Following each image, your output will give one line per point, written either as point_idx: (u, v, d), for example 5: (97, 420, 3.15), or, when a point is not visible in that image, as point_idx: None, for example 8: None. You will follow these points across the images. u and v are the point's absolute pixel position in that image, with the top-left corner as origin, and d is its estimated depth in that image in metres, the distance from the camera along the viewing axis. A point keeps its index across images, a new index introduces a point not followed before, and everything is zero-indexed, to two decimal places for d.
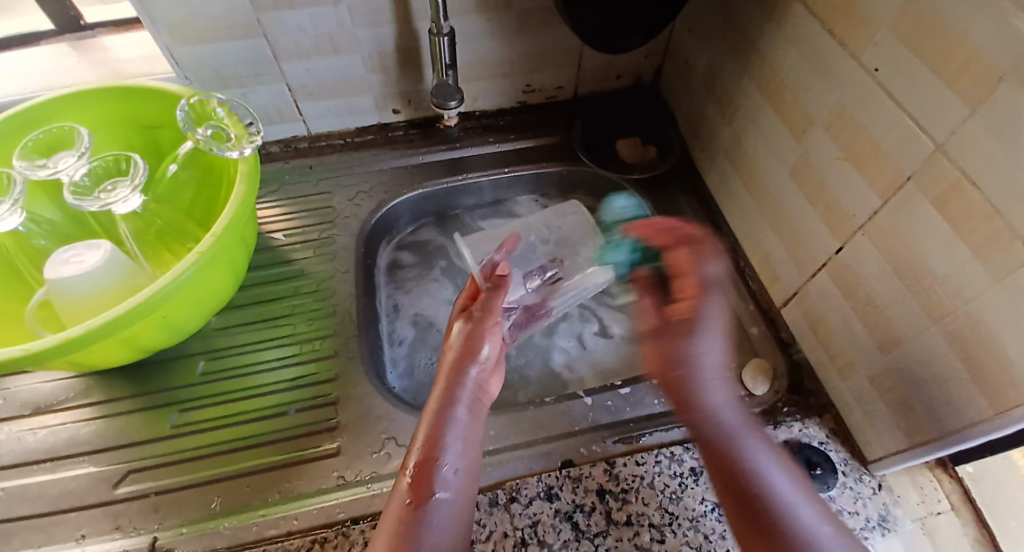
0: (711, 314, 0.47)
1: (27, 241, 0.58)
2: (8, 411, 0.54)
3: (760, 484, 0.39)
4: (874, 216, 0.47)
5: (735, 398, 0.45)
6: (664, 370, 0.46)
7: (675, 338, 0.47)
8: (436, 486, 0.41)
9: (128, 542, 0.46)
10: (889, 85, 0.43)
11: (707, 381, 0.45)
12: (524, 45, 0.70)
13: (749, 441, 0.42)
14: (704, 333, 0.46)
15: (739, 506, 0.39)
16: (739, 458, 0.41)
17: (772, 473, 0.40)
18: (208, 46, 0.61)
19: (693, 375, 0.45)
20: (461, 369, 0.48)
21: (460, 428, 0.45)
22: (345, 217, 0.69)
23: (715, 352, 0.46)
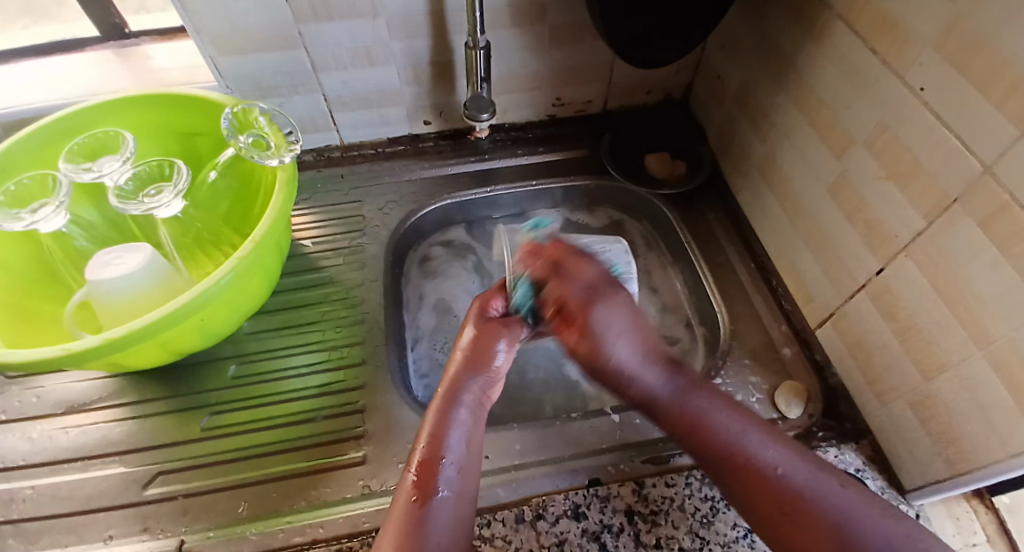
0: (602, 322, 0.50)
1: (69, 243, 0.59)
2: (42, 409, 0.55)
3: (719, 442, 0.44)
4: (918, 238, 0.46)
5: (643, 345, 0.50)
6: (604, 372, 0.51)
7: (594, 348, 0.50)
8: (435, 482, 0.41)
9: (156, 543, 0.47)
10: (934, 105, 0.43)
11: (630, 371, 0.49)
12: (556, 59, 0.70)
13: (693, 400, 0.47)
14: (611, 338, 0.50)
15: (714, 468, 0.44)
16: (698, 417, 0.46)
17: (722, 424, 0.45)
18: (248, 57, 0.62)
19: (611, 368, 0.50)
20: (466, 373, 0.48)
21: (462, 430, 0.44)
22: (374, 226, 0.70)
23: (626, 351, 0.50)
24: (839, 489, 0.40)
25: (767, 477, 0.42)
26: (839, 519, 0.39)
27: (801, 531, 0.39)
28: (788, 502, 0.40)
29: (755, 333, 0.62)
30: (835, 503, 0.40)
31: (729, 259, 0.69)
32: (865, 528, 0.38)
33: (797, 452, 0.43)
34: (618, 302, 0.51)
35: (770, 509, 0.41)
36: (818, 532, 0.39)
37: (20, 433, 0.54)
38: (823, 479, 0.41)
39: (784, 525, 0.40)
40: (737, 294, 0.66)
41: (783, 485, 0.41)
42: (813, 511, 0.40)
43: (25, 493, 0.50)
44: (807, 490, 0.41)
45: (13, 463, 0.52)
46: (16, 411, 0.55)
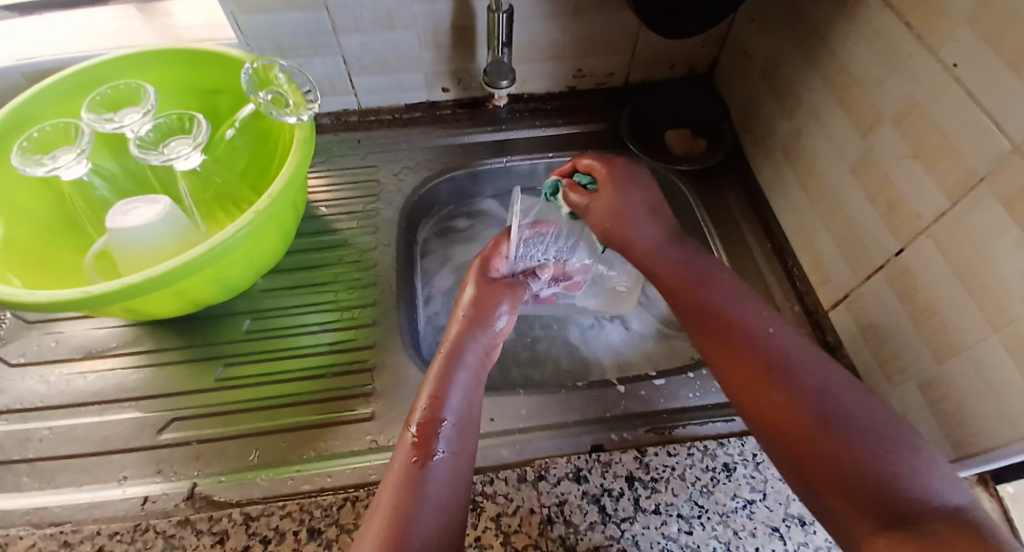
0: (622, 176, 0.55)
1: (90, 192, 0.60)
2: (60, 353, 0.57)
3: (716, 307, 0.47)
4: (941, 218, 0.45)
5: (653, 208, 0.55)
6: (614, 231, 0.54)
7: (613, 194, 0.54)
8: (435, 438, 0.42)
9: (168, 485, 0.48)
10: (967, 82, 0.41)
11: (635, 225, 0.53)
12: (579, 29, 0.69)
13: (700, 262, 0.51)
14: (629, 195, 0.54)
15: (705, 326, 0.47)
16: (704, 284, 0.49)
17: (721, 293, 0.48)
18: (270, 14, 0.62)
19: (622, 221, 0.54)
20: (468, 331, 0.50)
21: (463, 389, 0.46)
22: (389, 191, 0.70)
23: (637, 206, 0.54)
24: (820, 369, 0.42)
25: (759, 340, 0.44)
26: (816, 389, 0.40)
27: (781, 393, 0.41)
28: (774, 365, 0.42)
29: (767, 313, 0.62)
30: (815, 378, 0.41)
31: (745, 238, 0.68)
32: (841, 398, 0.40)
33: (788, 326, 0.46)
34: (639, 173, 0.56)
35: (751, 369, 0.43)
36: (799, 391, 0.41)
37: (38, 376, 0.55)
38: (808, 352, 0.43)
39: (766, 381, 0.42)
40: (750, 273, 0.65)
41: (767, 345, 0.43)
42: (797, 383, 0.41)
43: (41, 433, 0.52)
44: (791, 357, 0.43)
45: (31, 405, 0.53)
46: (34, 354, 0.57)
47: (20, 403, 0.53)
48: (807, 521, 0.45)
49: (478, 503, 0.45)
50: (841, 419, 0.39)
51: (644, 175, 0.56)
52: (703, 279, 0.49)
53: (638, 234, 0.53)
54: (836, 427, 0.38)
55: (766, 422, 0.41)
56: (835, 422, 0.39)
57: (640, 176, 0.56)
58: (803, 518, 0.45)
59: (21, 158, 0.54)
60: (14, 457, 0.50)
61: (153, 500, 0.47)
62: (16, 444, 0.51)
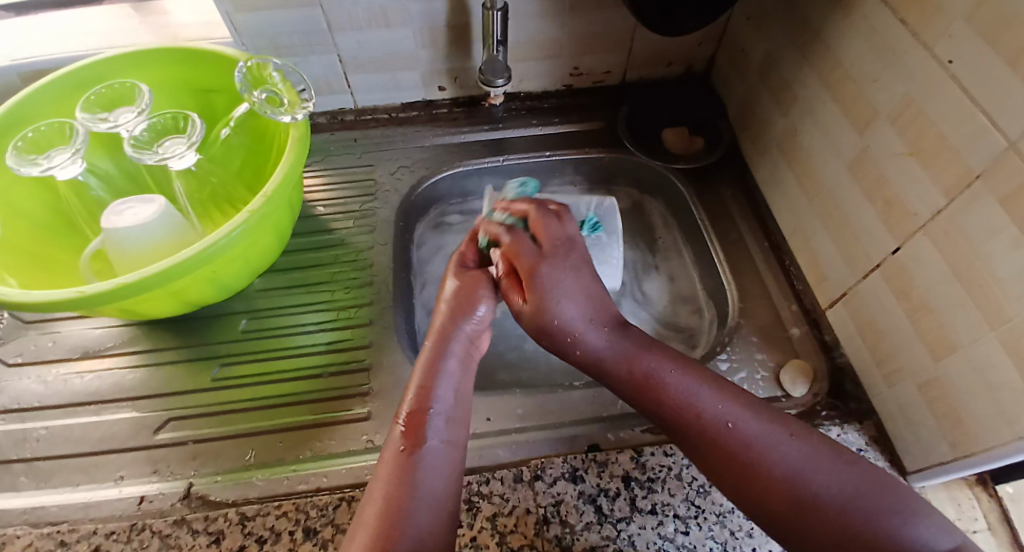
0: (547, 281, 0.48)
1: (87, 193, 0.60)
2: (57, 353, 0.57)
3: (670, 401, 0.44)
4: (937, 216, 0.45)
5: (590, 300, 0.49)
6: (548, 334, 0.48)
7: (542, 306, 0.47)
8: (423, 428, 0.42)
9: (165, 485, 0.48)
10: (963, 79, 0.41)
11: (575, 334, 0.48)
12: (576, 27, 0.69)
13: (648, 358, 0.46)
14: (557, 298, 0.48)
15: (672, 426, 0.44)
16: (660, 379, 0.45)
17: (675, 384, 0.45)
18: (265, 13, 0.62)
19: (557, 326, 0.48)
20: (452, 321, 0.48)
21: (451, 379, 0.45)
22: (386, 190, 0.70)
23: (575, 311, 0.48)
24: (789, 441, 0.41)
25: (721, 433, 0.42)
26: (789, 470, 0.39)
27: (757, 479, 0.40)
28: (741, 455, 0.40)
29: (764, 312, 0.62)
30: (786, 454, 0.40)
31: (742, 237, 0.68)
32: (814, 474, 0.39)
33: (743, 403, 0.43)
34: (569, 266, 0.49)
35: (725, 460, 0.41)
36: (771, 476, 0.39)
37: (35, 376, 0.55)
38: (773, 429, 0.41)
39: (738, 473, 0.40)
40: (748, 272, 0.65)
41: (731, 439, 0.41)
42: (766, 467, 0.40)
43: (38, 433, 0.52)
44: (755, 443, 0.41)
45: (28, 405, 0.53)
46: (31, 354, 0.57)
47: (16, 403, 0.53)
48: None
49: (474, 503, 0.45)
50: (818, 497, 0.38)
51: (573, 272, 0.49)
52: (651, 373, 0.45)
53: (580, 340, 0.48)
54: (814, 505, 0.38)
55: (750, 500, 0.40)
56: (812, 501, 0.38)
57: (576, 280, 0.49)
58: None
59: (16, 158, 0.54)
60: (10, 458, 0.50)
61: (150, 500, 0.47)
62: (12, 445, 0.51)
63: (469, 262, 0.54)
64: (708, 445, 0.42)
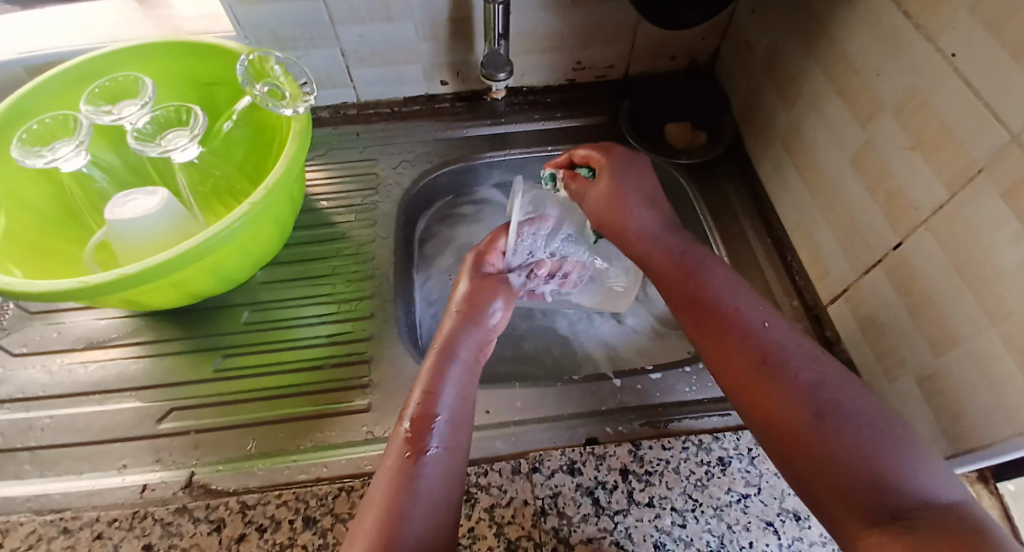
0: (620, 171, 0.55)
1: (90, 184, 0.61)
2: (62, 343, 0.57)
3: (709, 294, 0.47)
4: (940, 210, 0.45)
5: (653, 202, 0.55)
6: (609, 203, 0.54)
7: (610, 181, 0.55)
8: (427, 434, 0.42)
9: (167, 474, 0.48)
10: (965, 71, 0.41)
11: (632, 213, 0.54)
12: (579, 20, 0.69)
13: (693, 252, 0.51)
14: (625, 189, 0.55)
15: (704, 318, 0.46)
16: (700, 276, 0.48)
17: (715, 284, 0.47)
18: (268, 5, 0.62)
19: (621, 203, 0.54)
20: (461, 327, 0.50)
21: (456, 385, 0.46)
22: (388, 184, 0.70)
23: (635, 196, 0.55)
24: (815, 364, 0.41)
25: (753, 335, 0.43)
26: (810, 383, 0.40)
27: (774, 390, 0.40)
28: (768, 357, 0.42)
29: (765, 308, 0.62)
30: (809, 374, 0.41)
31: (744, 233, 0.68)
32: (835, 394, 0.39)
33: (785, 325, 0.45)
34: (638, 165, 0.57)
35: (744, 373, 0.42)
36: (790, 384, 0.40)
37: (40, 366, 0.56)
38: (801, 347, 0.42)
39: (760, 378, 0.41)
40: (750, 267, 0.65)
41: (766, 335, 0.43)
42: (791, 375, 0.41)
43: (43, 422, 0.52)
44: (784, 354, 0.42)
45: (33, 394, 0.54)
46: (36, 344, 0.57)
47: (21, 392, 0.54)
48: (801, 516, 0.45)
49: (472, 494, 0.46)
50: (837, 418, 0.38)
51: (646, 172, 0.57)
52: (693, 267, 0.49)
53: (638, 223, 0.53)
54: (829, 428, 0.38)
55: (762, 410, 0.40)
56: (829, 421, 0.38)
57: (640, 184, 0.56)
58: (797, 512, 0.45)
59: (20, 150, 0.55)
60: (16, 446, 0.51)
61: (151, 488, 0.48)
62: (17, 433, 0.52)
63: (491, 266, 0.56)
64: (741, 342, 0.43)
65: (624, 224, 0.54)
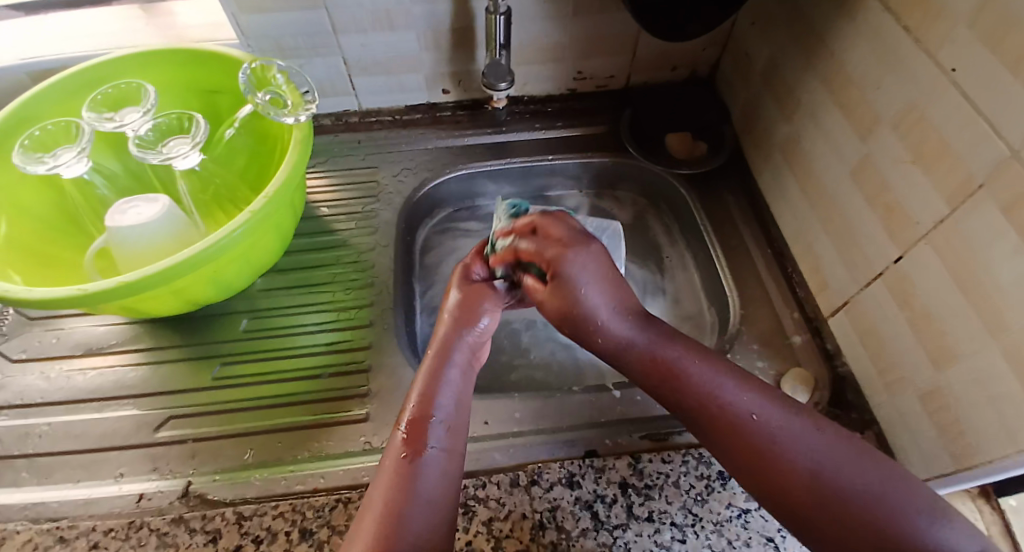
0: (573, 270, 0.48)
1: (91, 191, 0.61)
2: (61, 350, 0.57)
3: (693, 395, 0.44)
4: (940, 224, 0.44)
5: (614, 293, 0.49)
6: (569, 317, 0.49)
7: (568, 294, 0.48)
8: (424, 436, 0.42)
9: (164, 483, 0.48)
10: (965, 85, 0.41)
11: (599, 321, 0.48)
12: (580, 30, 0.69)
13: (669, 350, 0.46)
14: (583, 287, 0.48)
15: (693, 422, 0.44)
16: (685, 374, 0.45)
17: (699, 377, 0.44)
18: (271, 14, 0.62)
19: (583, 314, 0.48)
20: (456, 331, 0.49)
21: (453, 388, 0.46)
22: (389, 192, 0.70)
23: (599, 298, 0.49)
24: (814, 435, 0.40)
25: (745, 429, 0.41)
26: (810, 463, 0.39)
27: (776, 471, 0.39)
28: (764, 449, 0.40)
29: (765, 319, 0.62)
30: (808, 448, 0.40)
31: (744, 243, 0.68)
32: (837, 473, 0.38)
33: (773, 400, 0.43)
34: (591, 252, 0.49)
35: (743, 453, 0.41)
36: (789, 469, 0.39)
37: (39, 373, 0.56)
38: (798, 424, 0.41)
39: (757, 467, 0.40)
40: (750, 278, 0.65)
41: (757, 431, 0.41)
42: (789, 461, 0.39)
43: (41, 429, 0.52)
44: (779, 439, 0.40)
45: (31, 400, 0.54)
46: (36, 350, 0.57)
47: (19, 399, 0.54)
48: None
49: (470, 507, 0.45)
50: (839, 494, 0.37)
51: (595, 261, 0.49)
52: (675, 364, 0.45)
53: (606, 328, 0.48)
54: (831, 492, 0.38)
55: (767, 490, 0.40)
56: (829, 488, 0.38)
57: (595, 273, 0.49)
58: None
59: (22, 157, 0.55)
60: (13, 453, 0.51)
61: (149, 497, 0.47)
62: (15, 440, 0.51)
63: (477, 274, 0.54)
64: (732, 440, 0.42)
65: (591, 334, 0.49)
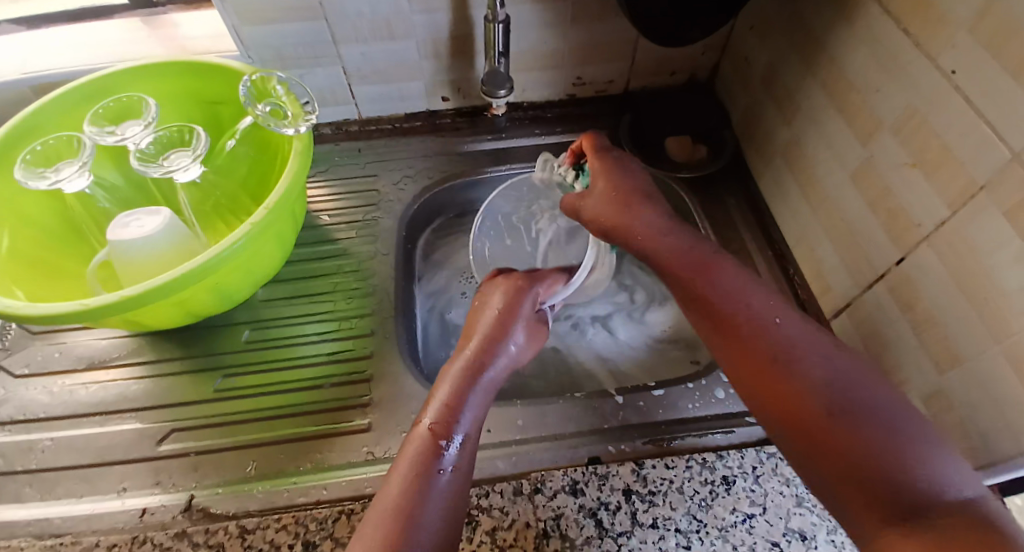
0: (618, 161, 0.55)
1: (93, 204, 0.61)
2: (63, 364, 0.57)
3: (720, 293, 0.46)
4: (941, 227, 0.44)
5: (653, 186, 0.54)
6: (607, 199, 0.53)
7: (606, 169, 0.54)
8: (446, 438, 0.43)
9: (167, 496, 0.48)
10: (966, 89, 0.41)
11: (634, 208, 0.52)
12: (578, 37, 0.69)
13: (705, 244, 0.50)
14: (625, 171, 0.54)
15: (711, 334, 0.46)
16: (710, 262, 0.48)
17: (726, 274, 0.47)
18: (272, 26, 0.62)
19: (625, 193, 0.52)
20: (490, 347, 0.49)
21: (476, 398, 0.46)
22: (389, 200, 0.70)
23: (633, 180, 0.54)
24: (834, 355, 0.41)
25: (765, 330, 0.43)
26: (827, 377, 0.40)
27: (791, 386, 0.40)
28: (779, 353, 0.42)
29: None
30: (826, 367, 0.40)
31: (746, 246, 0.67)
32: (850, 389, 0.39)
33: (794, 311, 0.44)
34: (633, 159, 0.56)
35: (757, 358, 0.42)
36: (805, 383, 0.40)
37: (41, 387, 0.56)
38: (818, 342, 0.42)
39: (775, 375, 0.41)
40: None
41: (778, 332, 0.43)
42: (804, 374, 0.40)
43: (43, 443, 0.52)
44: (797, 344, 0.42)
45: (34, 415, 0.54)
46: (38, 364, 0.57)
47: (22, 413, 0.54)
48: (807, 537, 0.44)
49: (474, 516, 0.45)
50: (857, 424, 0.37)
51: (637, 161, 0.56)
52: (702, 254, 0.49)
53: (641, 211, 0.52)
54: (848, 411, 0.38)
55: (784, 418, 0.40)
56: (845, 419, 0.37)
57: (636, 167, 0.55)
58: (803, 533, 0.44)
59: (23, 171, 0.55)
60: (16, 467, 0.51)
61: (151, 512, 0.47)
62: (18, 454, 0.51)
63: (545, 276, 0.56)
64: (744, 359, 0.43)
65: (627, 229, 0.51)
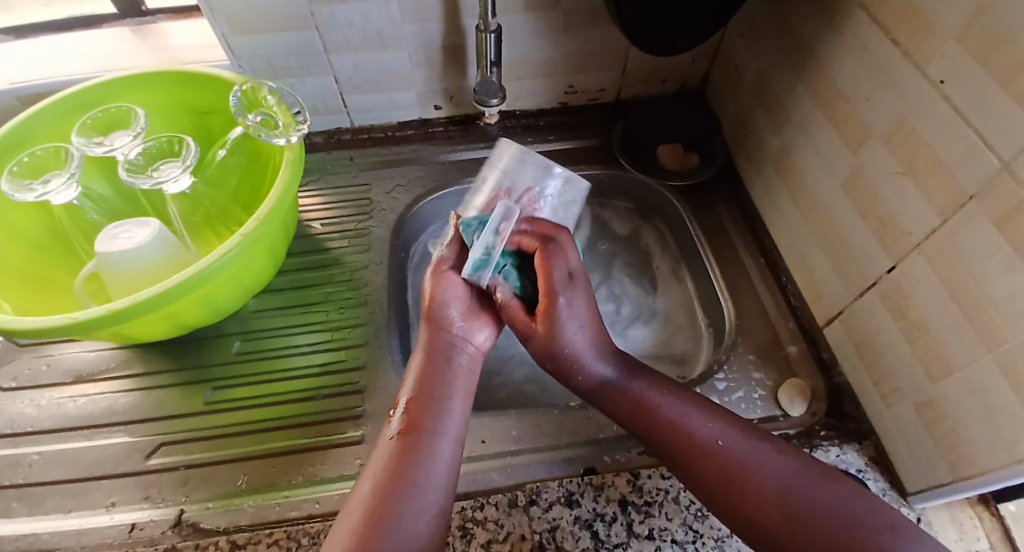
0: (562, 309, 0.48)
1: (81, 216, 0.60)
2: (51, 377, 0.56)
3: (664, 422, 0.46)
4: (932, 236, 0.45)
5: (594, 328, 0.50)
6: (554, 361, 0.49)
7: (550, 335, 0.48)
8: (414, 432, 0.44)
9: (156, 512, 0.48)
10: (955, 99, 0.41)
11: (586, 364, 0.48)
12: (570, 45, 0.69)
13: (635, 383, 0.49)
14: (570, 327, 0.48)
15: (663, 449, 0.46)
16: (653, 403, 0.47)
17: (670, 410, 0.47)
18: (262, 35, 0.62)
19: (565, 355, 0.48)
20: (441, 332, 0.50)
21: (440, 381, 0.47)
22: (382, 209, 0.70)
23: (582, 339, 0.49)
24: (778, 456, 0.44)
25: (711, 452, 0.44)
26: (776, 481, 0.42)
27: (749, 495, 0.42)
28: (731, 475, 0.43)
29: (760, 330, 0.61)
30: (773, 472, 0.43)
31: (738, 253, 0.68)
32: (801, 489, 0.42)
33: (734, 425, 0.46)
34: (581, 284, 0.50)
35: (712, 481, 0.43)
36: (760, 491, 0.42)
37: (29, 400, 0.55)
38: (762, 449, 0.44)
39: (729, 488, 0.42)
40: (744, 288, 0.65)
41: (724, 455, 0.44)
42: (754, 479, 0.42)
43: (31, 458, 0.51)
44: (745, 462, 0.43)
45: (21, 429, 0.53)
46: (26, 378, 0.56)
47: (10, 427, 0.53)
48: None
49: (468, 529, 0.45)
50: (802, 507, 0.41)
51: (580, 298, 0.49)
52: (644, 396, 0.48)
53: (585, 367, 0.49)
54: (802, 506, 0.41)
55: (740, 519, 0.42)
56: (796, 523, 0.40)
57: (579, 308, 0.49)
58: None
59: (11, 183, 0.54)
60: (2, 482, 0.50)
61: (140, 527, 0.47)
62: (5, 469, 0.51)
63: (449, 261, 0.52)
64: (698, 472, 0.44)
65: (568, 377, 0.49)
